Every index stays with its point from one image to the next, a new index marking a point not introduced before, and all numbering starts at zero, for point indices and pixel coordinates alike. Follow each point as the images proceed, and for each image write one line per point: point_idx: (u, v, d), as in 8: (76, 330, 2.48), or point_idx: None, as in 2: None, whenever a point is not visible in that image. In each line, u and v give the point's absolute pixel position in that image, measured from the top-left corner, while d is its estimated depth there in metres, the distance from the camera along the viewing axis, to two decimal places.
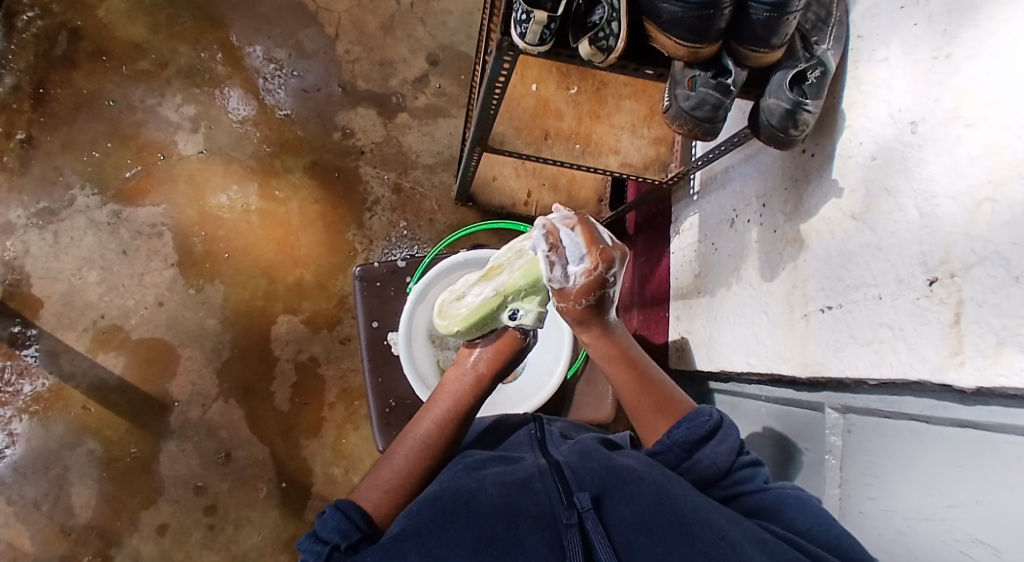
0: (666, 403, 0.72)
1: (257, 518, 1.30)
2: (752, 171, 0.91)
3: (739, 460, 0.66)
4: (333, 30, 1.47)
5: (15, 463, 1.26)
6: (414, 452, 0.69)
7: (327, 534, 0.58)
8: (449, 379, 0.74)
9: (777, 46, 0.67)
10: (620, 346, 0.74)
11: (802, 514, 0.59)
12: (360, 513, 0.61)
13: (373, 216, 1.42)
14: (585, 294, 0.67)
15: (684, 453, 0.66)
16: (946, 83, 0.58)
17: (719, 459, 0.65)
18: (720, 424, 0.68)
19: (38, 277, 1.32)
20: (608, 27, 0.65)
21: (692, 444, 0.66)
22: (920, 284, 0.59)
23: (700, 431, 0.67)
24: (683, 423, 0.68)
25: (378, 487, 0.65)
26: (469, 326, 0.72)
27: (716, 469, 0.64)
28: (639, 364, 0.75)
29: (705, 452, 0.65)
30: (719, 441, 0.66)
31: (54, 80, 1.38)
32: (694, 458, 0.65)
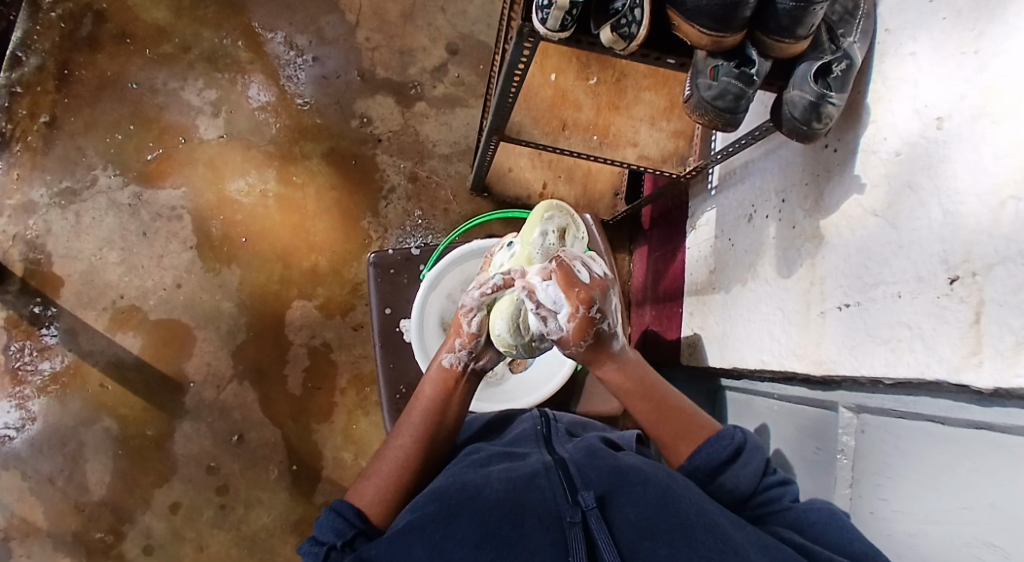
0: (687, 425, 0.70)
1: (267, 500, 1.31)
2: (772, 166, 0.90)
3: (766, 481, 0.65)
4: (354, 17, 1.47)
5: (32, 438, 1.29)
6: (407, 448, 0.69)
7: (324, 535, 0.60)
8: (421, 397, 0.74)
9: (803, 37, 0.66)
10: (636, 375, 0.73)
11: (829, 531, 0.58)
12: (355, 510, 0.61)
13: (389, 205, 1.42)
14: (582, 334, 0.68)
15: (707, 477, 0.65)
16: (973, 79, 0.57)
17: (742, 483, 0.64)
18: (742, 448, 0.66)
19: (60, 256, 1.34)
20: (631, 14, 0.65)
21: (715, 468, 0.65)
22: (939, 283, 0.58)
23: (723, 453, 0.66)
24: (705, 446, 0.67)
25: (376, 485, 0.66)
26: (546, 210, 0.83)
27: (739, 491, 0.64)
28: (658, 390, 0.72)
29: (728, 477, 0.65)
30: (743, 463, 0.65)
31: (78, 61, 1.39)
32: (718, 482, 0.65)
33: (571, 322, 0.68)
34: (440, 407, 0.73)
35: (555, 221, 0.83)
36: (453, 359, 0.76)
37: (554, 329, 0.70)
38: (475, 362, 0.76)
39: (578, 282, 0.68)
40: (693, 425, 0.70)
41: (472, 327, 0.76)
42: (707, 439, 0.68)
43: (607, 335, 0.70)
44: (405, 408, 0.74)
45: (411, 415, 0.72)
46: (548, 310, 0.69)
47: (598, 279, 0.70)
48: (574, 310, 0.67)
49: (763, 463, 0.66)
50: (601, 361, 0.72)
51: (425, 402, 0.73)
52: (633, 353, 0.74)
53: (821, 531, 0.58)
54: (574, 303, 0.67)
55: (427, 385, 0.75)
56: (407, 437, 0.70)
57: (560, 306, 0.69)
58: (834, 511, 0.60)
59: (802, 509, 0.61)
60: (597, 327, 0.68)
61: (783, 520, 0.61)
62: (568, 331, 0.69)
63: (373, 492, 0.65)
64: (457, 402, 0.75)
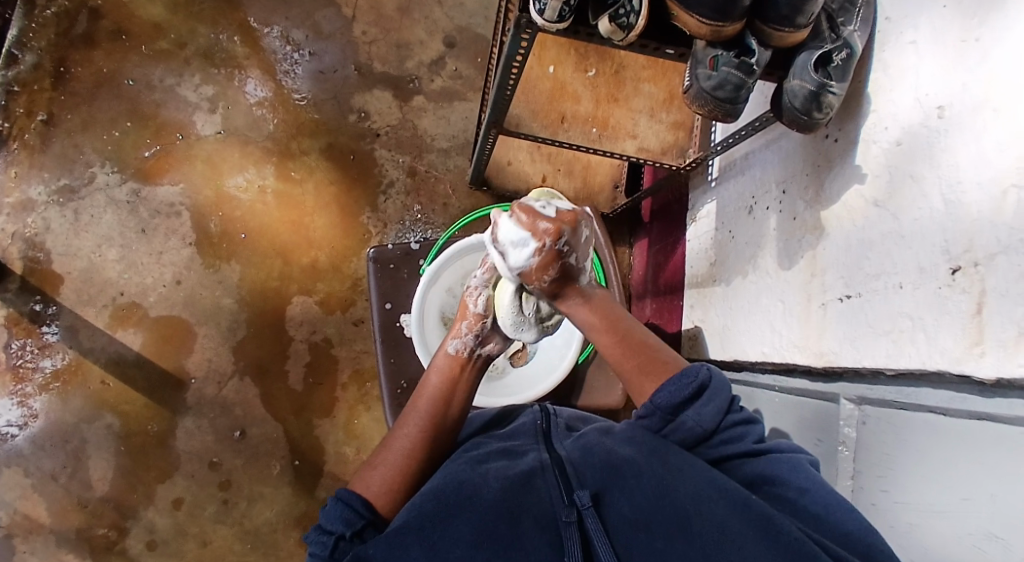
0: (654, 363, 0.67)
1: (270, 495, 1.31)
2: (773, 157, 0.90)
3: (728, 419, 0.63)
4: (350, 12, 1.46)
5: (34, 436, 1.29)
6: (414, 438, 0.68)
7: (332, 523, 0.59)
8: (427, 391, 0.73)
9: (803, 25, 0.65)
10: (604, 311, 0.70)
11: (799, 478, 0.58)
12: (363, 501, 0.61)
13: (388, 199, 1.42)
14: (546, 271, 0.67)
15: (668, 416, 0.63)
16: (975, 66, 0.57)
17: (703, 421, 0.62)
18: (705, 384, 0.64)
19: (59, 254, 1.34)
20: (630, 4, 0.65)
21: (676, 408, 0.63)
22: (941, 274, 0.58)
23: (684, 393, 0.63)
24: (669, 383, 0.64)
25: (383, 474, 0.65)
26: (537, 198, 1.00)
27: (700, 431, 0.62)
28: (623, 323, 0.69)
29: (689, 414, 0.62)
30: (704, 401, 0.63)
31: (74, 58, 1.39)
32: (679, 419, 0.63)
33: (536, 256, 0.67)
34: (446, 396, 0.73)
35: (543, 203, 0.87)
36: (460, 344, 0.76)
37: (517, 263, 0.68)
38: (481, 348, 0.76)
39: (543, 217, 0.67)
40: (661, 362, 0.67)
41: (477, 309, 0.78)
42: (671, 377, 0.65)
43: (574, 269, 0.69)
44: (409, 401, 0.72)
45: (418, 403, 0.71)
46: (510, 250, 0.68)
47: (568, 212, 0.68)
48: (541, 244, 0.66)
49: (728, 400, 0.63)
50: (568, 294, 0.69)
51: (432, 391, 0.73)
52: (599, 290, 0.71)
53: (790, 478, 0.58)
54: (541, 237, 0.66)
55: (433, 375, 0.74)
56: (414, 427, 0.69)
57: (527, 242, 0.67)
58: (800, 463, 0.60)
59: (770, 459, 0.60)
60: (565, 260, 0.67)
61: (753, 469, 0.60)
62: (532, 264, 0.67)
63: (380, 482, 0.64)
64: (463, 392, 0.74)
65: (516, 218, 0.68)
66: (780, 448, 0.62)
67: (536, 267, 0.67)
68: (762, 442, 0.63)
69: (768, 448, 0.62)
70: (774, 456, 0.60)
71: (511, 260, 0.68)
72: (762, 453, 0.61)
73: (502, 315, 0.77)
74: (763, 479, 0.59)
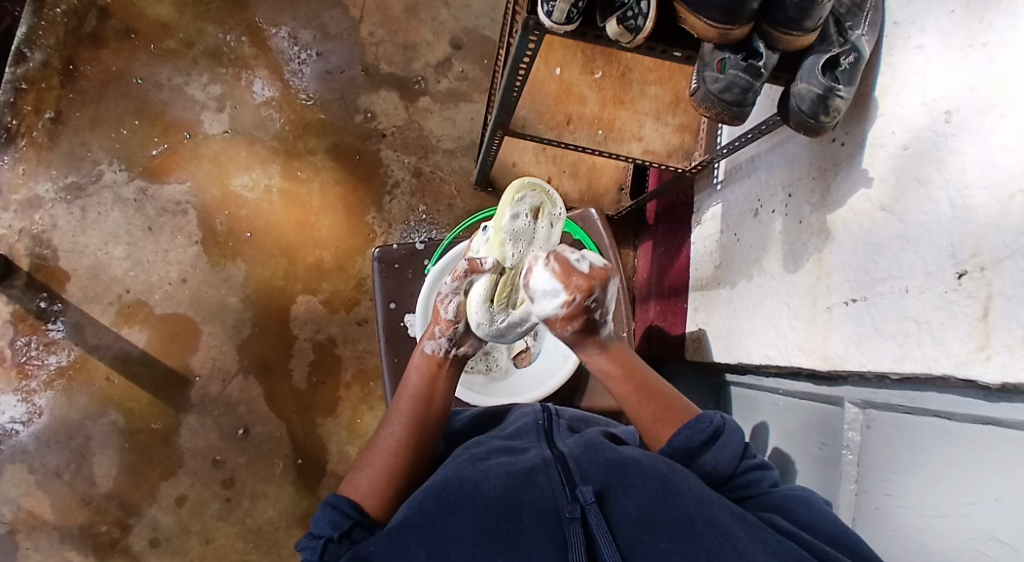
0: (671, 409, 0.70)
1: (273, 493, 1.31)
2: (779, 161, 0.90)
3: (745, 463, 0.64)
4: (358, 12, 1.47)
5: (39, 432, 1.29)
6: (399, 434, 0.70)
7: (321, 529, 0.60)
8: (409, 390, 0.75)
9: (811, 29, 0.65)
10: (622, 360, 0.75)
11: (809, 509, 0.59)
12: (350, 502, 0.61)
13: (393, 200, 1.42)
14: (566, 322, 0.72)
15: (685, 459, 0.65)
16: (983, 71, 0.57)
17: (720, 465, 0.64)
18: (721, 430, 0.66)
19: (65, 251, 1.34)
20: (638, 6, 0.64)
21: (692, 450, 0.65)
22: (948, 277, 0.58)
23: (700, 436, 0.66)
24: (683, 429, 0.66)
25: (371, 475, 0.65)
26: (519, 191, 0.83)
27: (717, 474, 0.63)
28: (639, 373, 0.74)
29: (706, 458, 0.64)
30: (720, 446, 0.65)
31: (83, 56, 1.39)
32: (695, 464, 0.65)
33: (563, 310, 0.71)
34: (427, 394, 0.75)
35: (527, 201, 0.83)
36: (435, 346, 0.78)
37: (545, 310, 0.72)
38: (457, 350, 0.79)
39: (577, 272, 0.71)
40: (676, 409, 0.70)
41: (449, 316, 0.78)
42: (686, 422, 0.68)
43: (598, 322, 0.73)
44: (391, 401, 0.74)
45: (401, 402, 0.74)
46: (540, 297, 0.72)
47: (599, 268, 0.72)
48: (571, 298, 0.70)
49: (741, 446, 0.65)
50: (588, 345, 0.74)
51: (413, 391, 0.75)
52: (617, 341, 0.76)
53: (804, 511, 0.59)
54: (572, 291, 0.70)
55: (413, 375, 0.76)
56: (398, 425, 0.71)
57: (557, 294, 0.71)
58: (812, 499, 0.60)
59: (784, 493, 0.61)
60: (589, 316, 0.71)
61: (768, 500, 0.61)
62: (557, 315, 0.72)
63: (368, 482, 0.65)
64: (443, 390, 0.76)
65: (550, 268, 0.72)
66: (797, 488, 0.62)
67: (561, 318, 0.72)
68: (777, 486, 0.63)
69: (785, 488, 0.62)
70: (788, 492, 0.61)
71: (541, 306, 0.73)
72: (777, 491, 0.62)
73: (475, 321, 0.78)
74: (777, 508, 0.60)
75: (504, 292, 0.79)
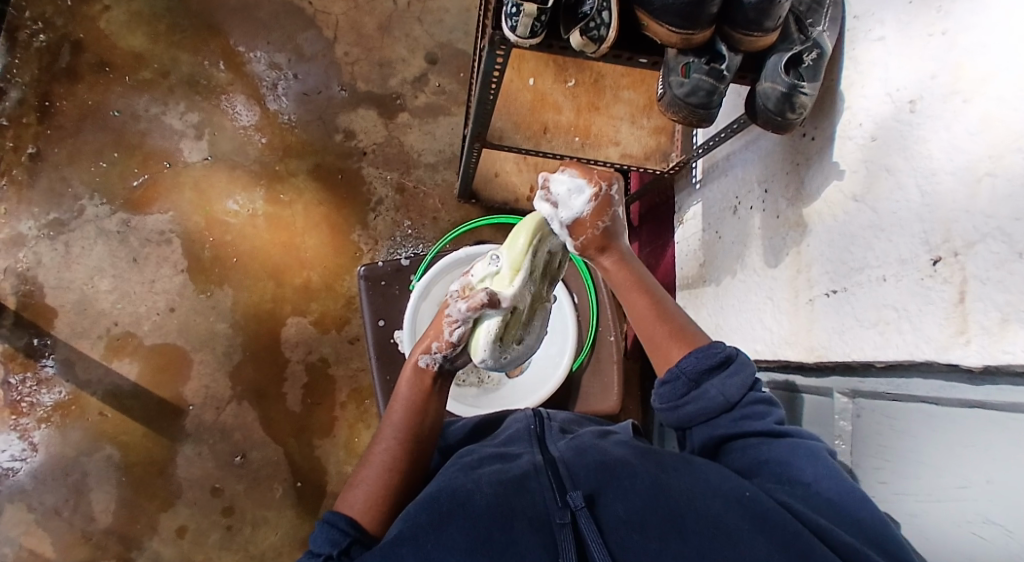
0: (682, 332, 0.72)
1: (273, 518, 1.31)
2: (753, 157, 0.91)
3: (749, 395, 0.66)
4: (332, 33, 1.48)
5: (34, 471, 1.28)
6: (392, 452, 0.70)
7: (319, 547, 0.59)
8: (401, 402, 0.74)
9: (771, 28, 0.66)
10: (634, 276, 0.76)
11: (813, 465, 0.59)
12: (347, 520, 0.62)
13: (378, 216, 1.43)
14: (597, 220, 0.73)
15: (692, 382, 0.67)
16: (943, 58, 0.58)
17: (725, 392, 0.65)
18: (731, 358, 0.67)
19: (51, 287, 1.34)
20: (600, 17, 0.66)
21: (699, 376, 0.67)
22: (923, 264, 0.59)
23: (710, 360, 0.67)
24: (694, 353, 0.68)
25: (364, 493, 0.66)
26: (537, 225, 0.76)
27: (722, 401, 0.65)
28: (657, 296, 0.76)
29: (713, 384, 0.66)
30: (728, 375, 0.66)
31: (59, 92, 1.39)
32: (700, 389, 0.66)
33: (591, 203, 0.72)
34: (419, 407, 0.74)
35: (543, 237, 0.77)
36: (430, 360, 0.76)
37: (574, 212, 0.72)
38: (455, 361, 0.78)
39: (592, 169, 0.73)
40: (689, 334, 0.72)
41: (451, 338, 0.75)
42: (699, 348, 0.69)
43: (614, 227, 0.75)
44: (384, 415, 0.74)
45: (393, 412, 0.74)
46: (568, 202, 0.71)
47: (608, 171, 0.73)
48: (596, 190, 0.71)
49: (750, 380, 0.66)
50: (605, 255, 0.76)
51: (404, 402, 0.74)
52: (635, 257, 0.78)
53: (806, 468, 0.60)
54: (597, 183, 0.71)
55: (403, 385, 0.76)
56: (390, 437, 0.71)
57: (583, 191, 0.71)
58: (815, 451, 0.61)
59: (787, 443, 0.62)
60: (612, 208, 0.73)
61: (768, 452, 0.62)
62: (586, 212, 0.72)
63: (362, 499, 0.66)
64: (435, 401, 0.75)
65: (569, 171, 0.72)
66: (801, 436, 0.63)
67: (591, 212, 0.72)
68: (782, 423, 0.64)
69: (789, 432, 0.63)
70: (792, 441, 0.62)
71: (564, 212, 0.72)
72: (780, 439, 0.62)
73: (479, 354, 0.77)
74: (777, 462, 0.61)
75: (514, 327, 0.77)
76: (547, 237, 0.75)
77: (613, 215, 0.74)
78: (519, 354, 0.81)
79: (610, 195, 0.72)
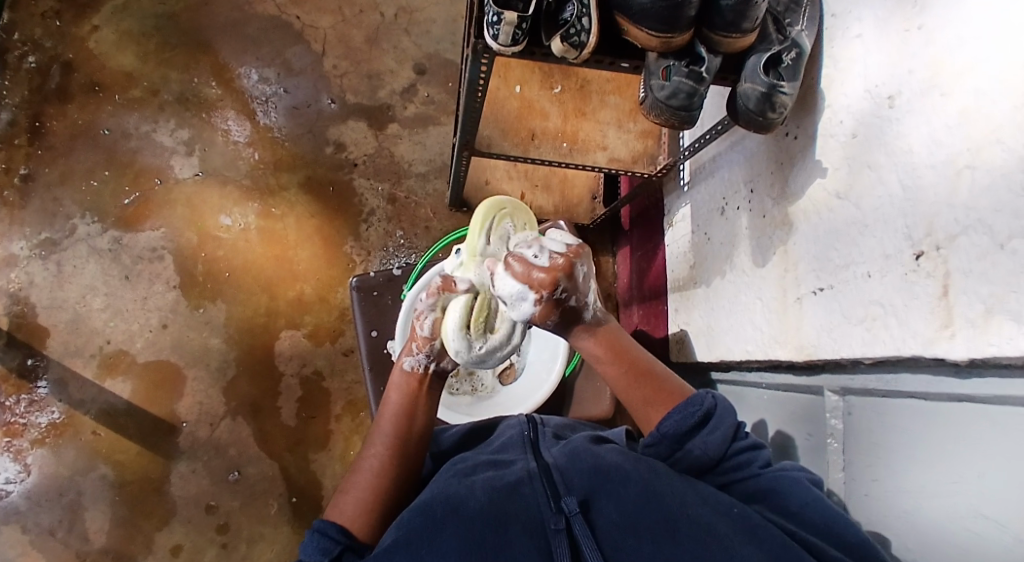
0: (662, 392, 0.69)
1: (270, 534, 1.30)
2: (739, 158, 0.91)
3: (735, 445, 0.64)
4: (320, 47, 1.48)
5: (28, 493, 1.27)
6: (381, 457, 0.70)
7: (310, 555, 0.59)
8: (391, 409, 0.74)
9: (749, 30, 0.67)
10: (613, 341, 0.72)
11: (799, 493, 0.60)
12: (338, 527, 0.61)
13: (369, 227, 1.43)
14: (550, 316, 0.68)
15: (675, 445, 0.64)
16: (920, 54, 0.58)
17: (710, 449, 0.63)
18: (711, 412, 0.65)
19: (44, 307, 1.34)
20: (580, 23, 0.66)
21: (681, 436, 0.63)
22: (906, 259, 0.59)
23: (690, 420, 0.64)
24: (674, 413, 0.65)
25: (355, 500, 0.66)
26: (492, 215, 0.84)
27: (707, 459, 0.63)
28: (631, 353, 0.71)
29: (696, 443, 0.63)
30: (710, 429, 0.64)
31: (49, 112, 1.40)
32: (684, 449, 0.63)
33: (536, 307, 0.67)
34: (407, 412, 0.74)
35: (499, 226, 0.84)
36: (413, 361, 0.76)
37: (522, 314, 0.69)
38: (437, 365, 0.76)
39: (537, 267, 0.67)
40: (669, 392, 0.69)
41: (425, 332, 0.75)
42: (678, 404, 0.66)
43: (578, 310, 0.69)
44: (372, 423, 0.74)
45: (381, 421, 0.73)
46: (511, 302, 0.69)
47: (562, 257, 0.67)
48: (539, 297, 0.66)
49: (734, 427, 0.64)
50: (575, 331, 0.71)
51: (393, 409, 0.74)
52: (606, 319, 0.73)
53: (792, 496, 0.60)
54: (538, 290, 0.66)
55: (392, 393, 0.75)
56: (381, 446, 0.71)
57: (524, 297, 0.67)
58: (800, 480, 0.61)
59: (771, 477, 0.62)
60: (564, 307, 0.68)
61: (756, 485, 0.62)
62: (534, 315, 0.68)
63: (353, 505, 0.65)
64: (423, 406, 0.75)
65: (510, 272, 0.68)
66: (786, 469, 0.63)
67: (539, 315, 0.68)
68: (768, 466, 0.64)
69: (774, 471, 0.63)
70: (776, 474, 0.62)
71: (514, 309, 0.69)
72: (766, 472, 0.62)
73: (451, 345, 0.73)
74: (767, 493, 0.61)
75: (480, 316, 0.74)
76: (501, 224, 0.84)
77: (572, 300, 0.67)
78: (493, 350, 0.74)
79: (560, 294, 0.66)
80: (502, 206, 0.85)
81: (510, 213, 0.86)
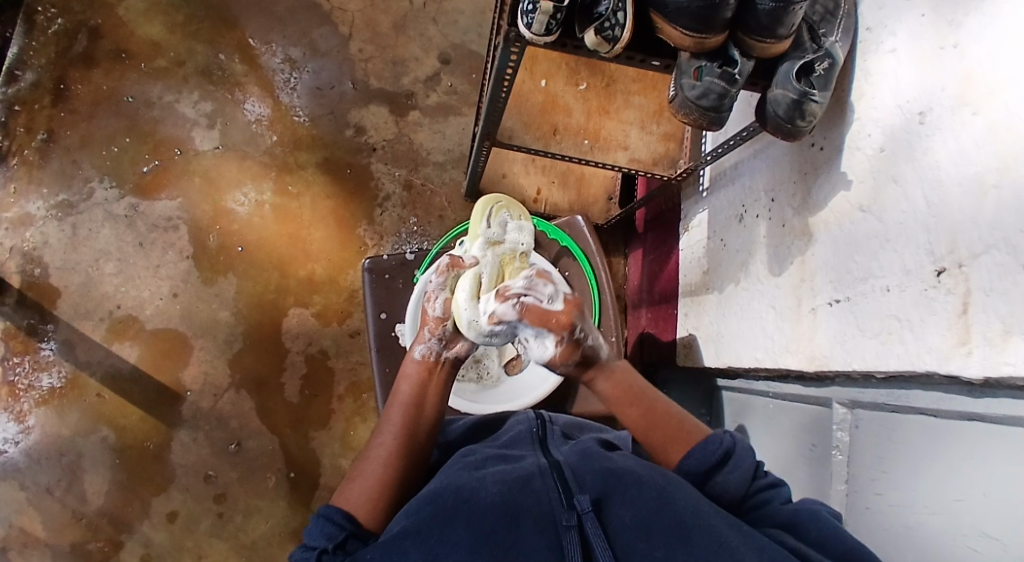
0: (680, 432, 0.70)
1: (266, 508, 1.31)
2: (761, 167, 0.92)
3: (755, 484, 0.64)
4: (347, 30, 1.49)
5: (29, 451, 1.29)
6: (390, 447, 0.70)
7: (315, 540, 0.60)
8: (403, 397, 0.75)
9: (784, 36, 0.67)
10: (626, 385, 0.76)
11: (814, 525, 0.58)
12: (343, 513, 0.62)
13: (384, 212, 1.43)
14: (567, 358, 0.75)
15: (695, 478, 0.65)
16: (953, 71, 0.59)
17: (730, 487, 0.63)
18: (731, 451, 0.66)
19: (57, 268, 1.35)
20: (614, 17, 0.66)
21: (699, 468, 0.65)
22: (927, 275, 0.59)
23: (711, 456, 0.66)
24: (696, 450, 0.67)
25: (363, 487, 0.66)
26: (490, 212, 0.91)
27: (723, 495, 0.63)
28: (647, 397, 0.75)
29: (717, 481, 0.64)
30: (730, 468, 0.65)
31: (74, 76, 1.41)
32: (705, 482, 0.65)
33: (556, 347, 0.73)
34: (418, 402, 0.75)
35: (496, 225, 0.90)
36: (425, 349, 0.79)
37: (540, 353, 0.75)
38: (447, 350, 0.79)
39: (552, 310, 0.73)
40: (687, 431, 0.70)
41: (437, 313, 0.80)
42: (698, 443, 0.68)
43: (592, 350, 0.76)
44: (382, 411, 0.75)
45: (391, 412, 0.74)
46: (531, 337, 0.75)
47: (569, 300, 0.74)
48: (560, 336, 0.73)
49: (753, 467, 0.65)
50: (591, 372, 0.77)
51: (403, 398, 0.75)
52: (621, 363, 0.78)
53: (811, 528, 0.58)
54: (557, 330, 0.73)
55: (404, 383, 0.77)
56: (388, 434, 0.71)
57: (544, 336, 0.74)
58: (819, 512, 0.60)
59: (789, 509, 0.60)
60: (582, 346, 0.75)
61: (774, 518, 0.60)
62: (553, 353, 0.74)
63: (360, 493, 0.65)
64: (434, 397, 0.76)
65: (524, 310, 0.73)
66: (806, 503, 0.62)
67: (561, 353, 0.74)
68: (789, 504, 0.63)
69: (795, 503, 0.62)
70: (793, 508, 0.60)
71: (534, 346, 0.75)
72: (785, 508, 0.61)
73: (461, 322, 0.78)
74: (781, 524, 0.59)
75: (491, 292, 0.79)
76: (499, 214, 0.91)
77: (585, 342, 0.75)
78: None
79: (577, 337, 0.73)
80: (498, 200, 0.92)
81: (506, 207, 0.93)
